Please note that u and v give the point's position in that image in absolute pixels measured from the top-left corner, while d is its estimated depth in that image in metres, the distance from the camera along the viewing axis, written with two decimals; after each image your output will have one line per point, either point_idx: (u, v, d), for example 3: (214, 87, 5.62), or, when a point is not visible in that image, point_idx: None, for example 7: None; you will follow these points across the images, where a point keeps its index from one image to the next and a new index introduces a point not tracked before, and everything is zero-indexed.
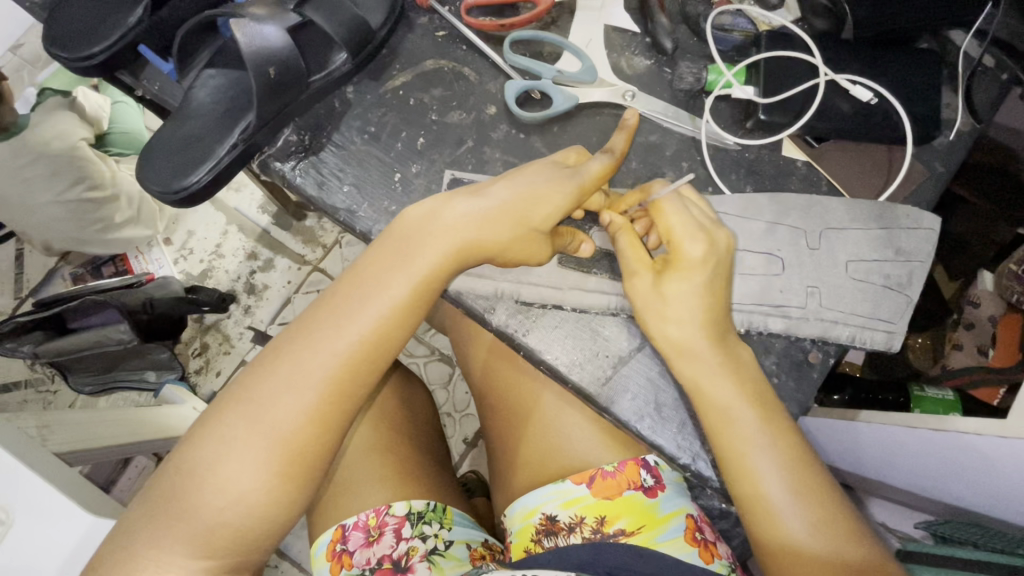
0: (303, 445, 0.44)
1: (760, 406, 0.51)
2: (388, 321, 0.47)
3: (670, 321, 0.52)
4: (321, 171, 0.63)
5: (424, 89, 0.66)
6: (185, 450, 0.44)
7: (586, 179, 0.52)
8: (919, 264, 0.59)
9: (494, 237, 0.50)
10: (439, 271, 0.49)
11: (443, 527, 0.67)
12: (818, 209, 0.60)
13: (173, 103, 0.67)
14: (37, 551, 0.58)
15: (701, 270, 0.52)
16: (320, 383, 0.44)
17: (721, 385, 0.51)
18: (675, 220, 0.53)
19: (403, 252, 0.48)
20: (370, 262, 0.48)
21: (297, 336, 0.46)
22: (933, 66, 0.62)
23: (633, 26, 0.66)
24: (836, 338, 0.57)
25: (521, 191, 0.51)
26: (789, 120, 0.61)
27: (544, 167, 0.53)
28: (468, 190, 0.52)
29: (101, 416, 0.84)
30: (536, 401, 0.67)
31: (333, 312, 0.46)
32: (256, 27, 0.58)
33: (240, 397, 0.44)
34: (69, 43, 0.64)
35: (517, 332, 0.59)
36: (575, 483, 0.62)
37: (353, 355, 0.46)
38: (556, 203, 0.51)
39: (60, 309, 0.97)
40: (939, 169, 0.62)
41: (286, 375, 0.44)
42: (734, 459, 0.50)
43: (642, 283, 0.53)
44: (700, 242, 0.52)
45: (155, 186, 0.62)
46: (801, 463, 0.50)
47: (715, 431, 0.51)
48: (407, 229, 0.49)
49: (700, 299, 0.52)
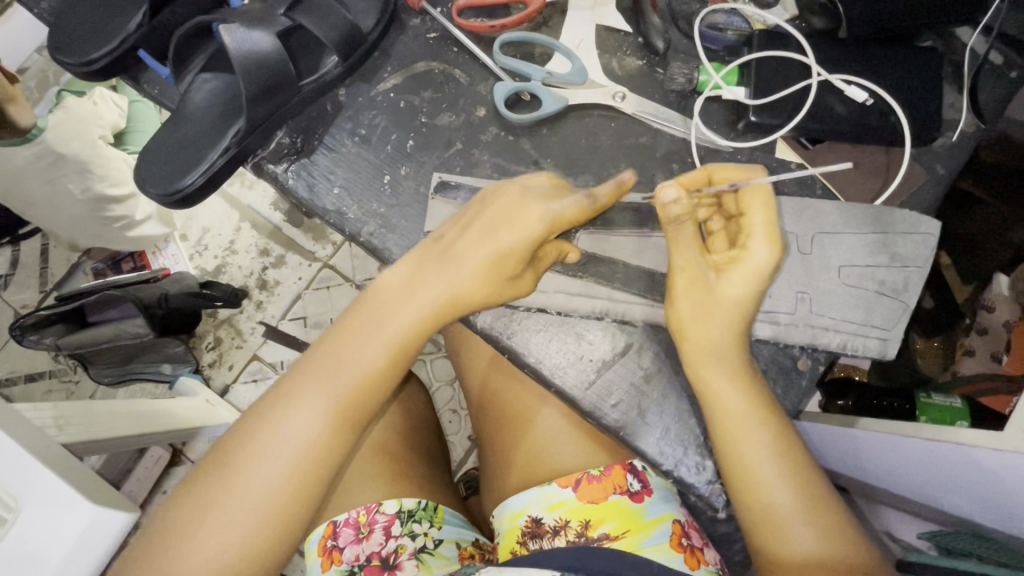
0: (280, 507, 0.45)
1: (763, 423, 0.50)
2: (368, 378, 0.48)
3: (707, 324, 0.51)
4: (312, 173, 0.65)
5: (415, 91, 0.66)
6: (170, 511, 0.46)
7: (556, 219, 0.50)
8: (916, 269, 0.57)
9: (469, 293, 0.50)
10: (414, 336, 0.50)
11: (432, 526, 0.67)
12: (811, 213, 0.58)
13: (172, 105, 0.69)
14: (41, 538, 0.59)
15: (764, 275, 0.50)
16: (304, 436, 0.46)
17: (730, 394, 0.50)
18: (761, 220, 0.50)
19: (377, 319, 0.49)
20: (347, 325, 0.50)
21: (276, 403, 0.47)
22: (935, 65, 0.59)
23: (626, 26, 0.65)
24: (826, 345, 0.56)
25: (485, 243, 0.50)
26: (781, 121, 0.59)
27: (517, 200, 0.51)
28: (440, 246, 0.51)
29: (110, 409, 0.86)
30: (525, 404, 0.68)
31: (310, 380, 0.48)
32: (245, 32, 0.59)
33: (221, 463, 0.46)
34: (73, 48, 0.66)
35: (502, 334, 0.59)
36: (561, 486, 0.62)
37: (330, 423, 0.47)
38: (506, 250, 0.49)
39: (78, 303, 1.01)
40: (940, 171, 0.60)
41: (264, 442, 0.46)
42: (737, 465, 0.50)
43: (704, 280, 0.52)
44: (770, 248, 0.50)
45: (153, 189, 0.63)
46: (803, 474, 0.50)
47: (723, 439, 0.51)
48: (384, 290, 0.50)
49: (749, 302, 0.51)
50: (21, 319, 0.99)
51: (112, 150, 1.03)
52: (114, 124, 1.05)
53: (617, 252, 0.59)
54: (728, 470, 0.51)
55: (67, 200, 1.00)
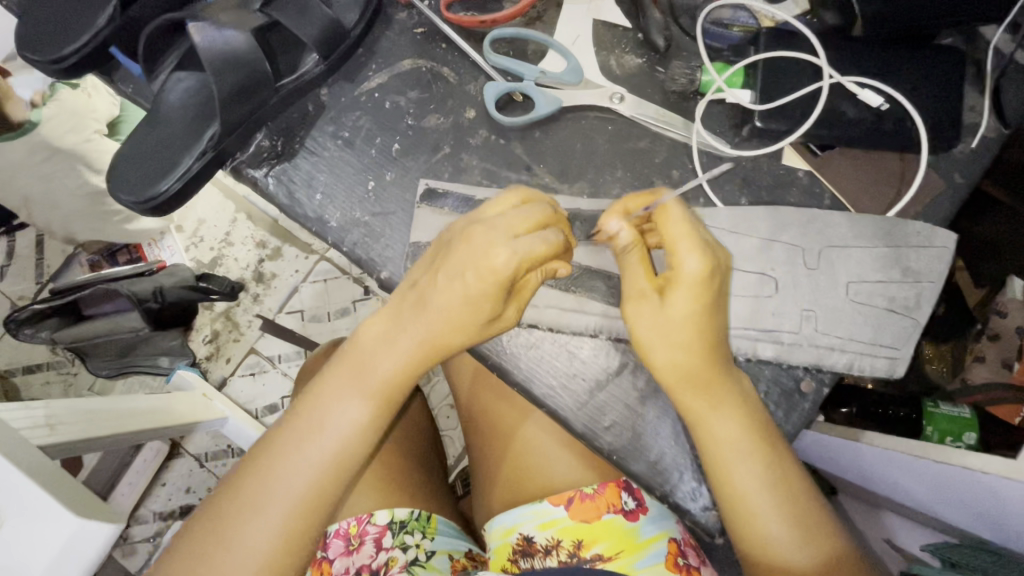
0: (270, 562, 0.44)
1: (754, 452, 0.47)
2: (351, 441, 0.46)
3: (678, 351, 0.46)
4: (293, 178, 0.61)
5: (401, 91, 0.63)
6: (164, 566, 0.45)
7: (524, 258, 0.45)
8: (930, 285, 0.54)
9: (452, 337, 0.47)
10: (403, 381, 0.48)
11: (425, 537, 0.65)
12: (819, 225, 0.55)
13: (147, 103, 0.66)
14: (26, 552, 0.50)
15: (705, 285, 0.45)
16: (287, 501, 0.45)
17: (723, 420, 0.48)
18: (678, 230, 0.46)
19: (362, 368, 0.47)
20: (326, 381, 0.48)
21: (262, 456, 0.46)
22: (957, 65, 0.55)
23: (625, 22, 0.61)
24: (831, 366, 0.53)
25: (456, 288, 0.46)
26: (789, 127, 0.55)
27: (487, 235, 0.46)
28: (413, 294, 0.48)
29: (105, 403, 0.79)
30: (516, 418, 0.65)
31: (296, 432, 0.46)
32: (217, 32, 0.55)
33: (211, 518, 0.45)
34: (40, 45, 0.63)
35: (491, 351, 0.56)
36: (554, 504, 0.60)
37: (318, 476, 0.46)
38: (476, 293, 0.46)
39: (73, 296, 1.00)
40: (958, 180, 0.56)
41: (251, 497, 0.45)
42: (730, 495, 0.47)
43: (648, 308, 0.47)
44: (698, 255, 0.45)
45: (127, 197, 0.60)
46: (799, 502, 0.47)
47: (715, 469, 0.48)
48: (362, 345, 0.48)
49: (702, 319, 0.46)
50: (16, 314, 0.99)
51: (106, 142, 0.99)
52: (108, 114, 1.01)
53: (612, 266, 0.56)
54: (721, 499, 0.48)
55: (62, 195, 0.98)
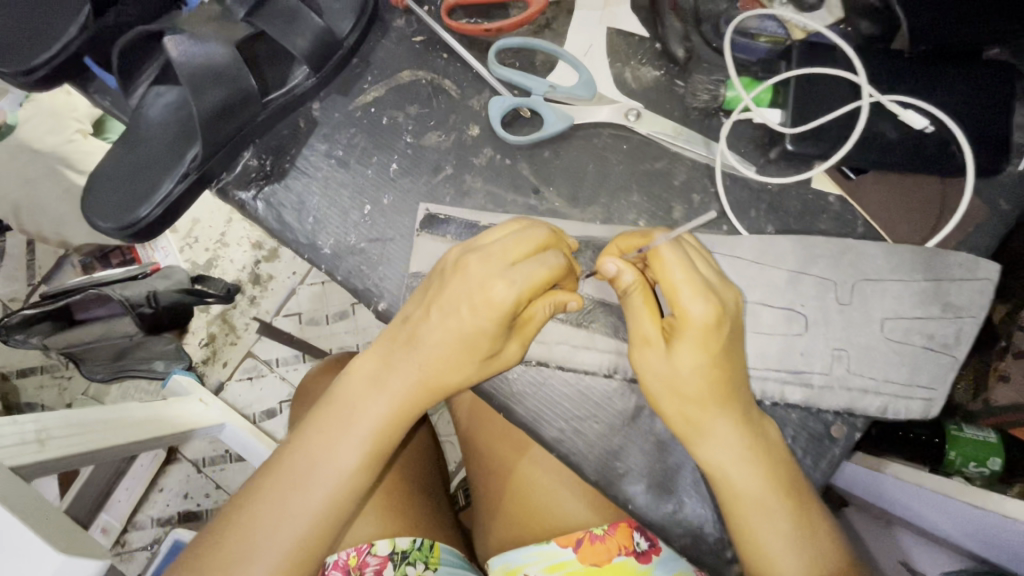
0: None
1: (780, 507, 0.43)
2: (341, 492, 0.42)
3: (688, 399, 0.43)
4: (284, 201, 0.57)
5: (399, 105, 0.58)
6: None
7: (524, 292, 0.41)
8: (972, 321, 0.50)
9: (448, 376, 0.44)
10: (395, 425, 0.44)
11: (427, 568, 0.60)
12: (851, 258, 0.51)
13: (126, 117, 0.61)
14: None
15: (715, 332, 0.42)
16: (271, 560, 0.41)
17: (745, 472, 0.43)
18: (680, 273, 0.42)
19: (350, 411, 0.44)
20: (313, 425, 0.44)
21: (245, 507, 0.42)
22: (1006, 80, 0.50)
23: (642, 30, 0.57)
24: (864, 411, 0.49)
25: (450, 327, 0.43)
26: (823, 150, 0.51)
27: (480, 269, 0.43)
28: (405, 332, 0.45)
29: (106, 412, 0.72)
30: (522, 454, 0.61)
31: (280, 482, 0.42)
32: (194, 44, 0.51)
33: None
34: (7, 56, 0.58)
35: (497, 391, 0.52)
36: (561, 545, 0.56)
37: (305, 530, 0.42)
38: (473, 332, 0.43)
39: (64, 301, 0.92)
40: (1004, 207, 0.51)
41: (232, 554, 0.41)
42: (755, 554, 0.43)
43: (655, 357, 0.44)
44: (705, 301, 0.41)
45: (103, 223, 0.56)
46: (830, 562, 0.43)
47: (737, 525, 0.44)
48: (350, 386, 0.45)
49: (714, 367, 0.42)
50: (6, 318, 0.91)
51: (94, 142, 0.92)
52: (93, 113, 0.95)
53: None
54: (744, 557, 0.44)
55: None
